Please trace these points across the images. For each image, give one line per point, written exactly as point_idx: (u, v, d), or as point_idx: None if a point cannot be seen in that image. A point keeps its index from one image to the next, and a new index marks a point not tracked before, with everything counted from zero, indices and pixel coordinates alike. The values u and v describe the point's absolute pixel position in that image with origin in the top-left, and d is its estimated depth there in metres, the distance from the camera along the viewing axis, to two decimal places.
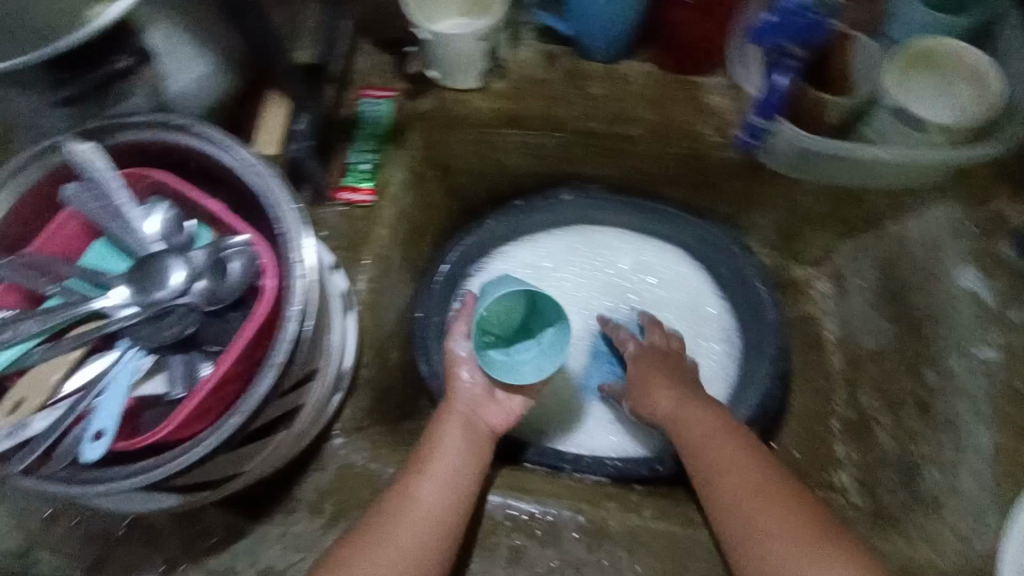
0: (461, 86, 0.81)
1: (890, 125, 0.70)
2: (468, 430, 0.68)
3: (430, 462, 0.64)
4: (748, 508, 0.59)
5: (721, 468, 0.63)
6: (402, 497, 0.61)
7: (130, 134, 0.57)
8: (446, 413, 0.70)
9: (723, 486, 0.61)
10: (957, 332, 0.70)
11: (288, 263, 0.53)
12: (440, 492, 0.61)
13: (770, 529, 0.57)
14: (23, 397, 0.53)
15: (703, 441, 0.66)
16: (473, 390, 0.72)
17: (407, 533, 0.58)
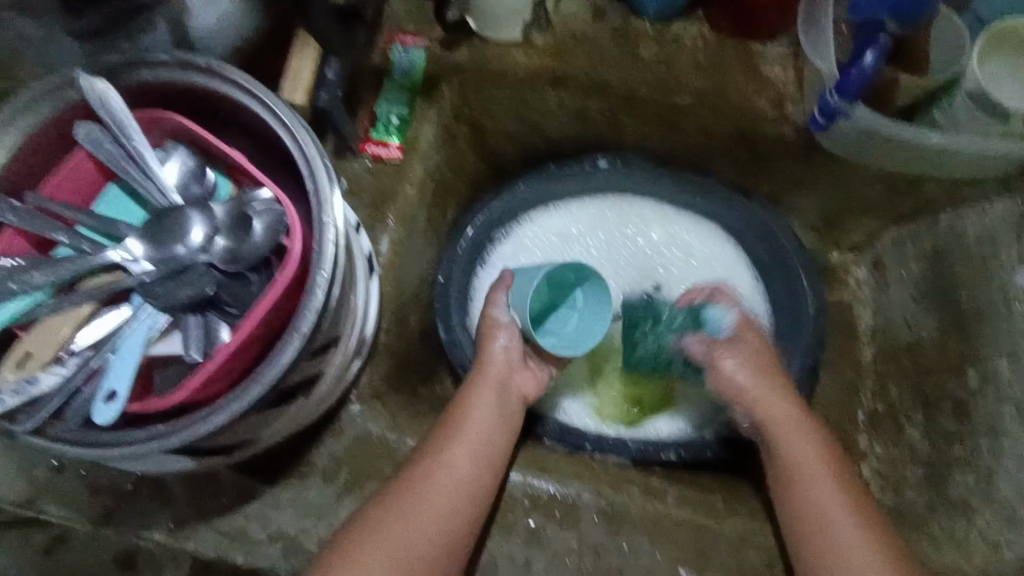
0: (504, 39, 0.75)
1: (965, 112, 0.64)
2: (500, 400, 0.67)
3: (463, 427, 0.64)
4: (840, 518, 0.59)
5: (807, 465, 0.62)
6: (433, 461, 0.61)
7: (147, 72, 0.52)
8: (479, 379, 0.68)
9: (808, 487, 0.61)
10: (1006, 334, 0.65)
11: (318, 226, 0.49)
12: (473, 461, 0.61)
13: (853, 544, 0.57)
14: (30, 351, 0.50)
15: (792, 428, 0.65)
16: (511, 355, 0.69)
17: (438, 499, 0.58)
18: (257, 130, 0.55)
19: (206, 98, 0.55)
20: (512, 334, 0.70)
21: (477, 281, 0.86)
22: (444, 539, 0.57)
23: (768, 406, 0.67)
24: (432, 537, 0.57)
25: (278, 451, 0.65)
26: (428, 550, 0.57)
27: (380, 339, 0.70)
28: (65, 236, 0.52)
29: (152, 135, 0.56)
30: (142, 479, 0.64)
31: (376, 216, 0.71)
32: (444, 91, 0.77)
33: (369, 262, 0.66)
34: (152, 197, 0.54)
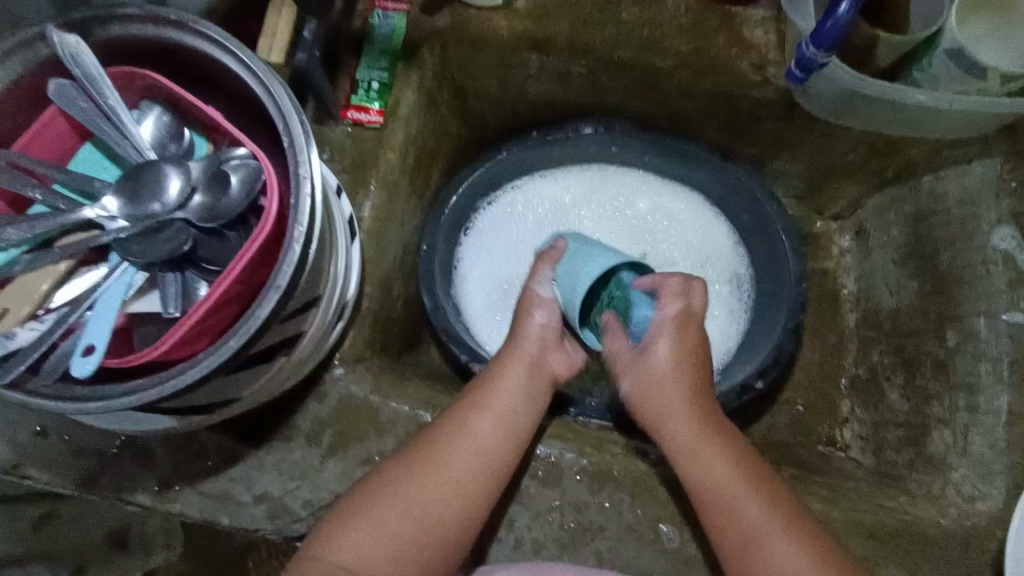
0: (485, 4, 0.74)
1: (946, 69, 0.64)
2: (532, 371, 0.64)
3: (495, 397, 0.61)
4: (759, 528, 0.54)
5: (714, 475, 0.57)
6: (460, 429, 0.58)
7: (120, 28, 0.52)
8: (511, 349, 0.65)
9: (718, 498, 0.56)
10: (983, 294, 0.65)
11: (295, 180, 0.49)
12: (500, 433, 0.59)
13: (775, 553, 0.53)
14: (7, 308, 0.50)
15: (691, 434, 0.59)
16: (547, 334, 0.66)
17: (462, 469, 0.56)
18: (234, 88, 0.55)
19: (181, 55, 0.54)
20: (548, 311, 0.68)
21: (460, 252, 0.88)
22: (465, 507, 0.56)
23: (665, 407, 0.60)
24: (453, 505, 0.56)
25: (261, 414, 0.65)
26: (447, 517, 0.55)
27: (362, 303, 0.70)
28: (39, 193, 0.52)
29: (128, 95, 0.56)
30: (125, 443, 0.65)
31: (357, 180, 0.71)
32: (425, 56, 0.76)
33: (350, 225, 0.66)
34: (127, 154, 0.54)
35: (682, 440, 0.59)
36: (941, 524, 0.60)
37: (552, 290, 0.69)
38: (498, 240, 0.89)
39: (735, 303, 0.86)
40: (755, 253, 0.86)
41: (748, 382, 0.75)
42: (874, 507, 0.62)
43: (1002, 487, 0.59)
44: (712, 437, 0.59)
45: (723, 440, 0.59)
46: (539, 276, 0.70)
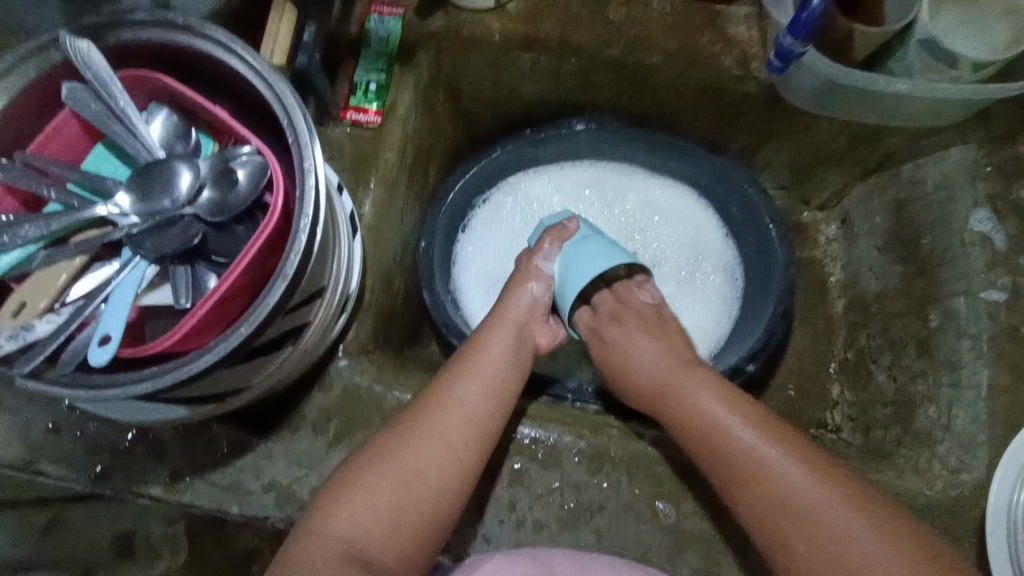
0: (477, 6, 0.77)
1: (918, 59, 0.67)
2: (515, 343, 0.67)
3: (478, 366, 0.63)
4: (796, 490, 0.52)
5: (744, 444, 0.56)
6: (447, 396, 0.61)
7: (130, 33, 0.55)
8: (493, 321, 0.69)
9: (751, 467, 0.54)
10: (964, 275, 0.68)
11: (300, 173, 0.51)
12: (484, 398, 0.61)
13: (818, 513, 0.50)
14: (25, 300, 0.52)
15: (713, 410, 0.59)
16: (537, 305, 0.71)
17: (451, 432, 0.58)
18: (240, 89, 0.58)
19: (189, 58, 0.57)
20: (544, 285, 0.72)
21: (457, 249, 0.90)
22: (457, 468, 0.57)
23: (681, 389, 0.62)
24: (445, 468, 0.57)
25: (268, 405, 0.67)
26: (441, 480, 0.56)
27: (364, 297, 0.72)
28: (54, 193, 0.54)
29: (137, 97, 0.58)
30: (137, 437, 0.66)
31: (357, 178, 0.74)
32: (420, 57, 0.79)
33: (352, 221, 0.68)
34: (138, 153, 0.56)
35: (710, 416, 0.59)
36: (927, 494, 0.62)
37: (553, 268, 0.73)
38: (494, 236, 0.91)
39: (726, 292, 0.89)
40: (744, 243, 0.89)
41: (740, 365, 0.78)
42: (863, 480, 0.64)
43: (985, 457, 0.62)
44: (737, 409, 0.59)
45: (748, 411, 0.58)
46: (541, 254, 0.74)
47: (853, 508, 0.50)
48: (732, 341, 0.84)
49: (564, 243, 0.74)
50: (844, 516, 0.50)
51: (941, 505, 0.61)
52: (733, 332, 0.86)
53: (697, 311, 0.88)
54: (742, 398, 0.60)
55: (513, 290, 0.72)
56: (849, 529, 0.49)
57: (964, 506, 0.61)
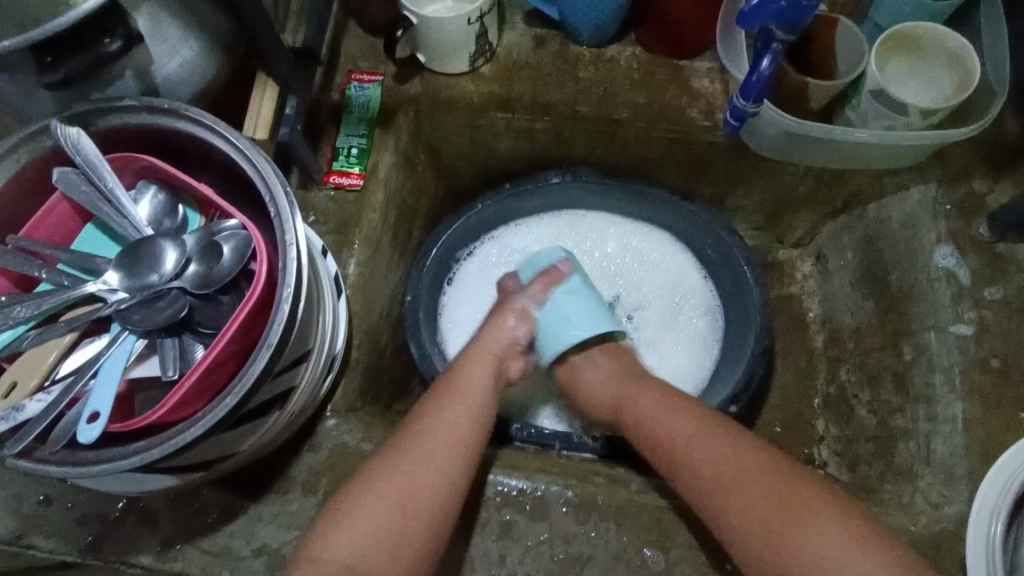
0: (451, 70, 0.81)
1: (871, 107, 0.70)
2: (494, 368, 0.70)
3: (461, 393, 0.66)
4: (730, 491, 0.56)
5: (681, 448, 0.61)
6: (434, 420, 0.63)
7: (119, 118, 0.58)
8: (475, 351, 0.72)
9: (690, 469, 0.59)
10: (932, 310, 0.70)
11: (282, 245, 0.54)
12: (469, 422, 0.64)
13: (755, 509, 0.55)
14: (16, 380, 0.54)
15: (656, 417, 0.64)
16: (516, 343, 0.73)
17: (439, 453, 0.60)
18: (224, 165, 0.60)
19: (175, 138, 0.60)
20: (527, 324, 0.75)
21: (443, 300, 0.92)
22: (444, 486, 0.59)
23: (633, 401, 0.67)
24: (436, 487, 0.58)
25: (258, 468, 0.68)
26: (432, 500, 0.58)
27: (350, 356, 0.74)
28: (44, 272, 0.56)
29: (126, 178, 0.61)
30: (128, 505, 0.67)
31: (341, 240, 0.76)
32: (399, 121, 0.82)
33: (336, 283, 0.70)
34: (126, 231, 0.58)
35: (656, 424, 0.64)
36: (912, 530, 0.63)
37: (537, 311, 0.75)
38: (479, 287, 0.93)
39: (708, 333, 0.90)
40: (721, 285, 0.91)
41: (723, 407, 0.80)
42: None
43: (965, 490, 0.63)
44: (677, 412, 0.64)
45: (691, 416, 0.63)
46: (528, 295, 0.76)
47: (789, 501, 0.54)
48: (715, 383, 0.85)
49: (553, 287, 0.77)
50: (782, 508, 0.54)
51: (926, 541, 0.62)
52: (717, 371, 0.87)
53: (681, 353, 0.89)
54: (682, 402, 0.65)
55: (494, 322, 0.74)
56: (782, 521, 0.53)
57: (949, 541, 0.61)
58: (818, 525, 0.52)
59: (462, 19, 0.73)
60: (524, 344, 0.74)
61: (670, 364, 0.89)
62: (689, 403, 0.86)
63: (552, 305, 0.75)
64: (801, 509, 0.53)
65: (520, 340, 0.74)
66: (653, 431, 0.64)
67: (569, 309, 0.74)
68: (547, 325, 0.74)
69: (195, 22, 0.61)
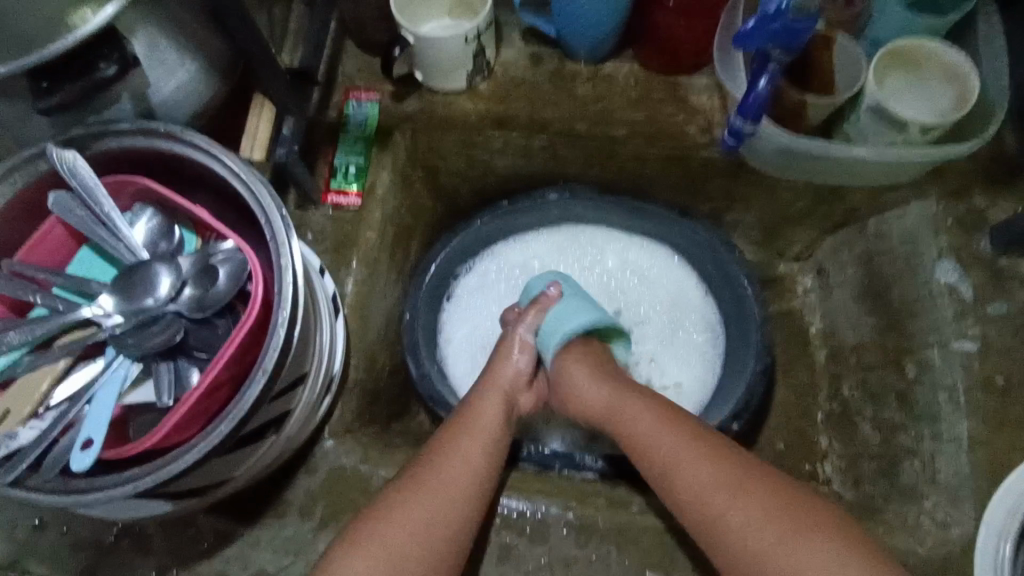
0: (449, 88, 0.81)
1: (870, 124, 0.70)
2: (507, 403, 0.71)
3: (475, 426, 0.67)
4: (728, 508, 0.55)
5: (674, 466, 0.59)
6: (449, 455, 0.64)
7: (114, 141, 0.57)
8: (487, 385, 0.72)
9: (686, 489, 0.58)
10: (935, 327, 0.69)
11: (278, 269, 0.53)
12: (483, 458, 0.64)
13: (754, 530, 0.54)
14: (9, 407, 0.53)
15: (646, 430, 0.63)
16: (522, 375, 0.73)
17: (456, 490, 0.61)
18: (220, 187, 0.60)
19: (172, 161, 0.60)
20: (529, 354, 0.74)
21: (442, 318, 0.92)
22: (461, 518, 0.60)
23: (622, 407, 0.66)
24: (454, 520, 0.60)
25: (255, 491, 0.67)
26: (450, 533, 0.59)
27: (348, 377, 0.73)
28: (39, 297, 0.56)
29: (122, 200, 0.60)
30: (123, 530, 0.66)
31: (339, 259, 0.76)
32: (397, 139, 0.82)
33: (334, 303, 0.69)
34: (122, 255, 0.58)
35: (647, 441, 0.62)
36: (917, 551, 0.62)
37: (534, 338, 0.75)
38: (478, 304, 0.93)
39: (709, 349, 0.90)
40: (722, 300, 0.90)
41: (724, 425, 0.79)
42: None
43: (971, 510, 0.62)
44: (666, 427, 0.62)
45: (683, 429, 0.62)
46: (524, 325, 0.75)
47: (787, 517, 0.54)
48: (716, 400, 0.85)
49: (547, 309, 0.76)
50: (778, 527, 0.53)
51: (933, 563, 0.61)
52: (718, 388, 0.86)
53: (682, 369, 0.89)
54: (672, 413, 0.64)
55: (499, 358, 0.74)
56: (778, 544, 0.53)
57: (956, 563, 0.60)
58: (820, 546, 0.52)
59: (459, 39, 0.74)
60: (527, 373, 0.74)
61: (672, 382, 0.88)
62: None
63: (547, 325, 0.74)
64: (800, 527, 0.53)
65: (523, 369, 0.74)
66: (636, 440, 0.64)
67: (565, 311, 0.74)
68: (547, 329, 0.74)
69: (191, 45, 0.61)
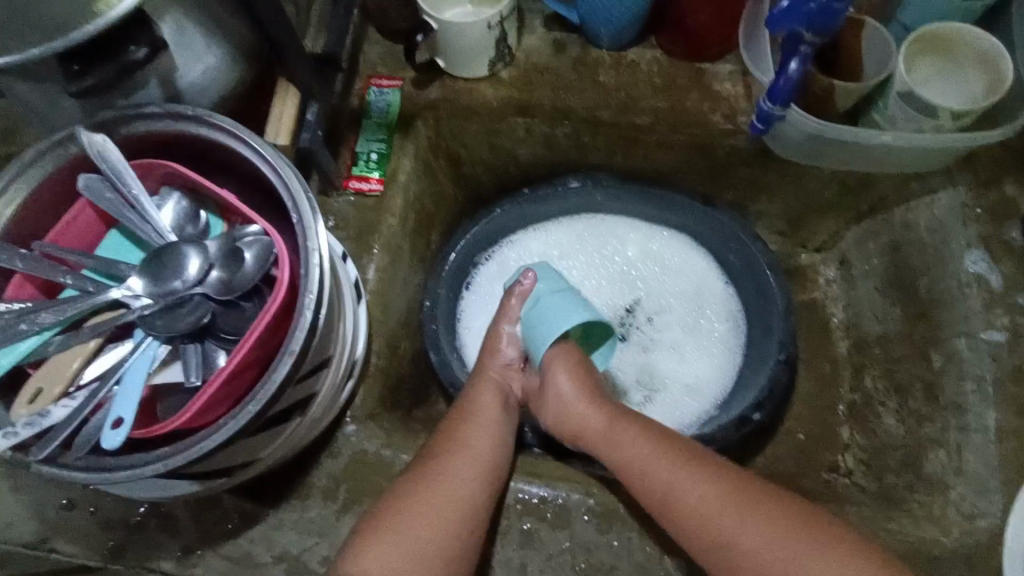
0: (471, 75, 0.81)
1: (899, 110, 0.69)
2: (506, 394, 0.70)
3: (479, 412, 0.68)
4: (732, 527, 0.55)
5: (672, 482, 0.58)
6: (460, 439, 0.64)
7: (144, 125, 0.58)
8: (479, 379, 0.72)
9: (686, 510, 0.57)
10: (963, 317, 0.68)
11: (304, 252, 0.53)
12: (493, 440, 0.65)
13: (758, 552, 0.54)
14: (40, 386, 0.54)
15: (644, 446, 0.62)
16: (510, 367, 0.73)
17: (471, 471, 0.62)
18: (247, 171, 0.60)
19: (200, 145, 0.60)
20: (517, 346, 0.73)
21: (461, 307, 0.92)
22: (475, 496, 0.60)
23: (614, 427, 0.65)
24: (469, 497, 0.60)
25: (278, 474, 0.68)
26: (464, 509, 0.59)
27: (370, 361, 0.73)
28: (70, 278, 0.56)
29: (149, 184, 0.61)
30: (149, 510, 0.67)
31: (361, 245, 0.76)
32: (418, 127, 0.82)
33: (357, 288, 0.69)
34: (150, 237, 0.58)
35: (643, 466, 0.60)
36: (944, 542, 0.61)
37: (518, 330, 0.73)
38: (498, 293, 0.93)
39: (730, 340, 0.89)
40: (744, 291, 0.90)
41: (746, 414, 0.78)
42: (876, 530, 0.62)
43: (998, 503, 0.61)
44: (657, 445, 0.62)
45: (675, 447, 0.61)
46: (506, 318, 0.73)
47: (780, 541, 0.53)
48: (737, 392, 0.84)
49: (527, 300, 0.72)
50: (785, 541, 0.53)
51: (959, 554, 0.60)
52: (739, 378, 0.86)
53: (701, 360, 0.88)
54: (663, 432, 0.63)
55: (489, 351, 0.74)
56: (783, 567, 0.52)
57: (984, 553, 0.60)
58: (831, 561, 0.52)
59: (482, 25, 0.73)
60: (518, 363, 0.73)
61: (690, 371, 0.88)
62: (709, 410, 0.85)
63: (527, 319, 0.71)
64: (795, 541, 0.53)
65: (512, 361, 0.73)
66: (637, 459, 0.61)
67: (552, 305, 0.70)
68: (530, 322, 0.71)
69: (218, 30, 0.62)
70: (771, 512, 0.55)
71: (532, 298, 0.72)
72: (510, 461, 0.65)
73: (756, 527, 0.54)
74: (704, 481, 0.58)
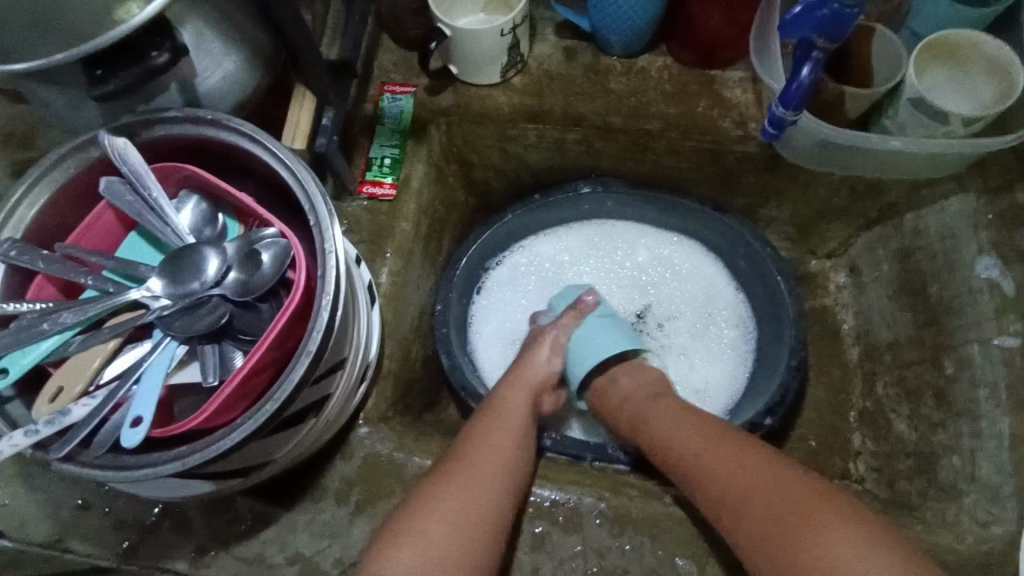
0: (483, 82, 0.82)
1: (910, 117, 0.69)
2: (526, 399, 0.71)
3: (498, 414, 0.68)
4: (745, 492, 0.55)
5: (701, 455, 0.60)
6: (473, 441, 0.65)
7: (163, 129, 0.59)
8: (514, 379, 0.74)
9: (713, 480, 0.58)
10: (975, 323, 0.68)
11: (321, 253, 0.54)
12: (511, 443, 0.66)
13: (772, 521, 0.53)
14: (61, 386, 0.55)
15: (672, 429, 0.64)
16: (549, 377, 0.74)
17: (483, 471, 0.62)
18: (265, 174, 0.61)
19: (218, 148, 0.61)
20: (559, 356, 0.76)
21: (471, 311, 0.92)
22: (491, 498, 0.60)
23: (650, 415, 0.68)
24: (491, 499, 0.61)
25: (291, 476, 0.68)
26: (484, 513, 0.59)
27: (382, 365, 0.74)
28: (90, 279, 0.57)
29: (169, 188, 0.62)
30: (163, 512, 0.67)
31: (374, 249, 0.77)
32: (431, 133, 0.83)
33: (370, 291, 0.70)
34: (169, 239, 0.59)
35: (677, 442, 0.63)
36: (957, 548, 0.61)
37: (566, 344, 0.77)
38: (509, 297, 0.93)
39: (741, 346, 0.89)
40: (753, 296, 0.90)
41: (757, 420, 0.78)
42: None
43: (1013, 508, 0.61)
44: (688, 426, 0.64)
45: (704, 425, 0.63)
46: (560, 327, 0.77)
47: (793, 508, 0.53)
48: (748, 397, 0.84)
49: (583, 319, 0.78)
50: (799, 514, 0.52)
51: (974, 560, 0.60)
52: (749, 385, 0.86)
53: (711, 364, 0.89)
54: (697, 417, 0.65)
55: (528, 356, 0.76)
56: (785, 526, 0.52)
57: (1000, 559, 0.60)
58: (835, 525, 0.50)
59: (495, 32, 0.74)
60: (558, 376, 0.75)
61: (700, 376, 0.88)
62: (721, 415, 0.85)
63: (578, 340, 0.77)
64: (807, 512, 0.52)
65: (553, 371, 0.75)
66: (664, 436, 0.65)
67: (599, 336, 0.76)
68: (581, 343, 0.76)
69: (237, 36, 0.63)
70: (785, 485, 0.55)
71: (588, 319, 0.78)
72: (526, 464, 0.65)
73: (773, 497, 0.54)
74: (732, 451, 0.59)
